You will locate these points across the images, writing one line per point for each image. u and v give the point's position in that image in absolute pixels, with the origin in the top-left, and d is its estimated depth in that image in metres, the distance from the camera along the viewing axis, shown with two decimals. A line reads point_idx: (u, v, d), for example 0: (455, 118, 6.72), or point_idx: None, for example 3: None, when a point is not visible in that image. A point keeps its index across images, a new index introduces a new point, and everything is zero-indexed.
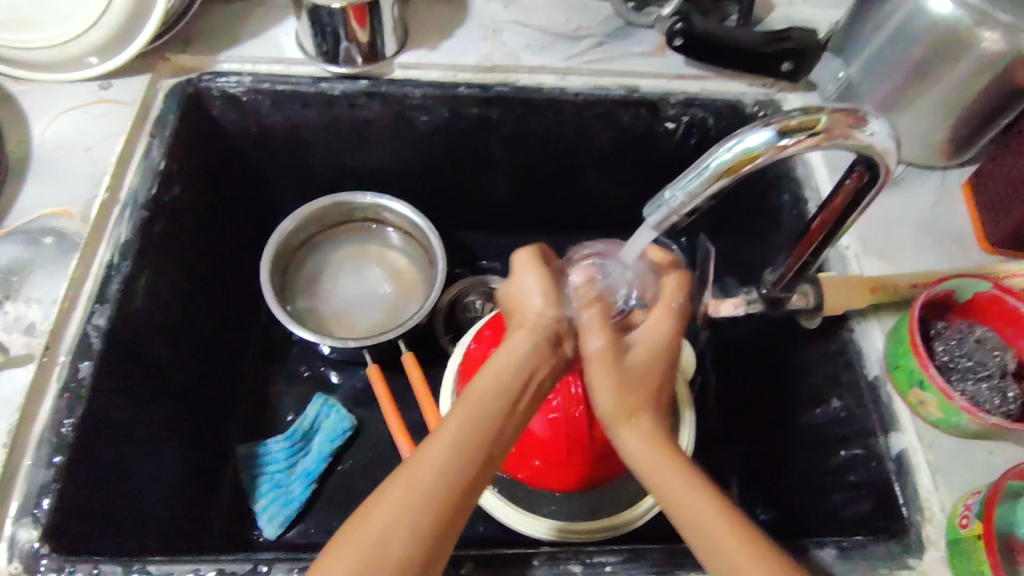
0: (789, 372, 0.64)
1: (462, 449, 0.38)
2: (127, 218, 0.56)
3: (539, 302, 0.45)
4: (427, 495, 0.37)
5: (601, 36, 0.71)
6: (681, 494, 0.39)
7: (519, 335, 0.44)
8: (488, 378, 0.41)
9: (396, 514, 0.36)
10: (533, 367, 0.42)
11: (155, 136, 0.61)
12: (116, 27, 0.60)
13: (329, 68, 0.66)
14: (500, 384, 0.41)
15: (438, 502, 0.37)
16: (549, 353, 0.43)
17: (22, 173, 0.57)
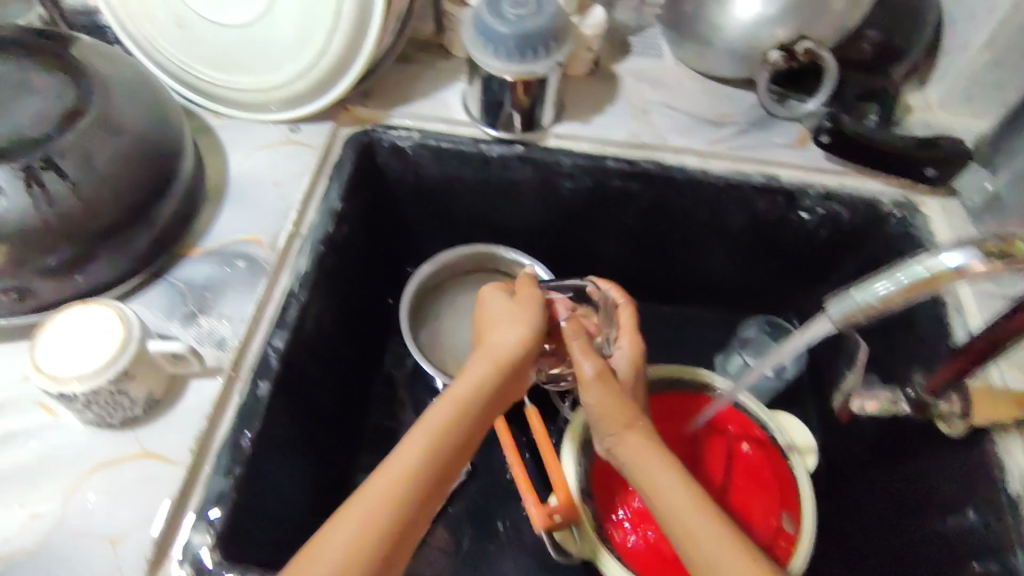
0: (914, 473, 0.63)
1: (418, 475, 0.45)
2: (306, 251, 0.62)
3: (484, 360, 0.51)
4: (384, 517, 0.43)
5: (745, 125, 0.75)
6: (691, 530, 0.45)
7: (477, 370, 0.50)
8: (439, 414, 0.48)
9: (372, 531, 0.42)
10: (484, 385, 0.50)
11: (333, 178, 0.67)
12: (317, 79, 0.65)
13: (490, 131, 0.72)
14: (455, 411, 0.48)
15: (400, 515, 0.43)
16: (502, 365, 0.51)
17: (219, 199, 0.63)
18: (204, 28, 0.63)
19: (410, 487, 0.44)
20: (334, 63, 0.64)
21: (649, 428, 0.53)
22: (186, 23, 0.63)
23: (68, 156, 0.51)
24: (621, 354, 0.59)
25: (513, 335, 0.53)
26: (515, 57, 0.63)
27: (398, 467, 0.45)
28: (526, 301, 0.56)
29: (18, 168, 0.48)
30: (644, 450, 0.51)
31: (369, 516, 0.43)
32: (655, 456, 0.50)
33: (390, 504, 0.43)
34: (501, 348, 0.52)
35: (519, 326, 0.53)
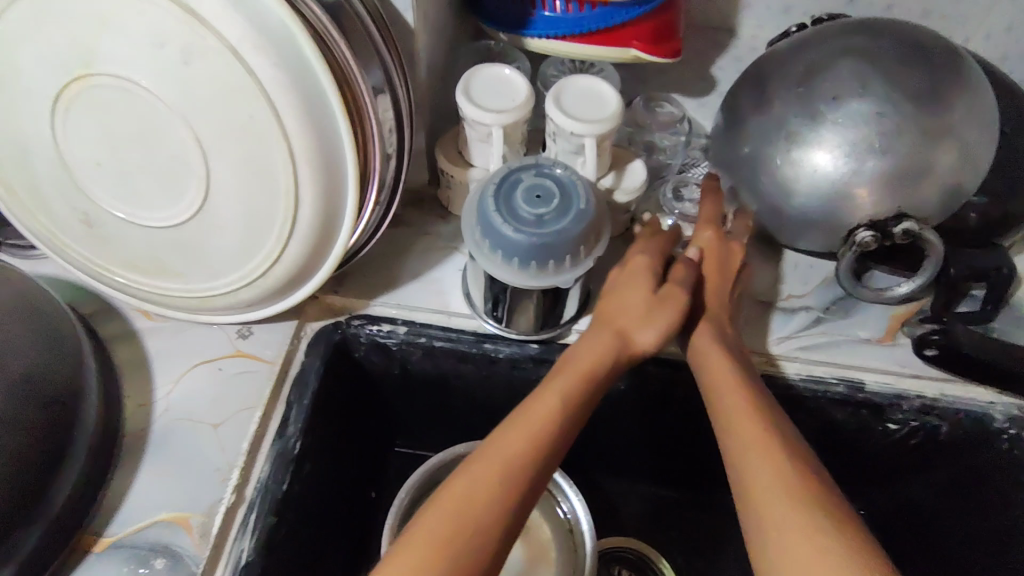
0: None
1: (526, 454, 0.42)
2: (251, 529, 0.46)
3: (592, 345, 0.49)
4: (490, 491, 0.40)
5: (819, 310, 0.60)
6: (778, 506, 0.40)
7: (602, 339, 0.48)
8: (549, 394, 0.45)
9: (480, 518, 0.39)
10: (601, 347, 0.48)
11: (292, 402, 0.51)
12: (269, 288, 0.49)
13: (495, 328, 0.56)
14: (578, 377, 0.46)
15: (513, 485, 0.41)
16: (610, 342, 0.49)
17: (139, 451, 0.48)
18: (118, 229, 0.47)
19: (517, 465, 0.42)
20: (290, 271, 0.48)
21: (725, 373, 0.49)
22: (95, 222, 0.47)
23: None
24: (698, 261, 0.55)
25: (652, 329, 0.50)
26: (531, 265, 0.48)
27: (503, 447, 0.42)
28: (633, 260, 0.54)
29: None
30: (748, 408, 0.46)
31: (470, 488, 0.40)
32: (747, 403, 0.47)
33: (494, 477, 0.41)
34: (625, 318, 0.50)
35: (641, 285, 0.51)
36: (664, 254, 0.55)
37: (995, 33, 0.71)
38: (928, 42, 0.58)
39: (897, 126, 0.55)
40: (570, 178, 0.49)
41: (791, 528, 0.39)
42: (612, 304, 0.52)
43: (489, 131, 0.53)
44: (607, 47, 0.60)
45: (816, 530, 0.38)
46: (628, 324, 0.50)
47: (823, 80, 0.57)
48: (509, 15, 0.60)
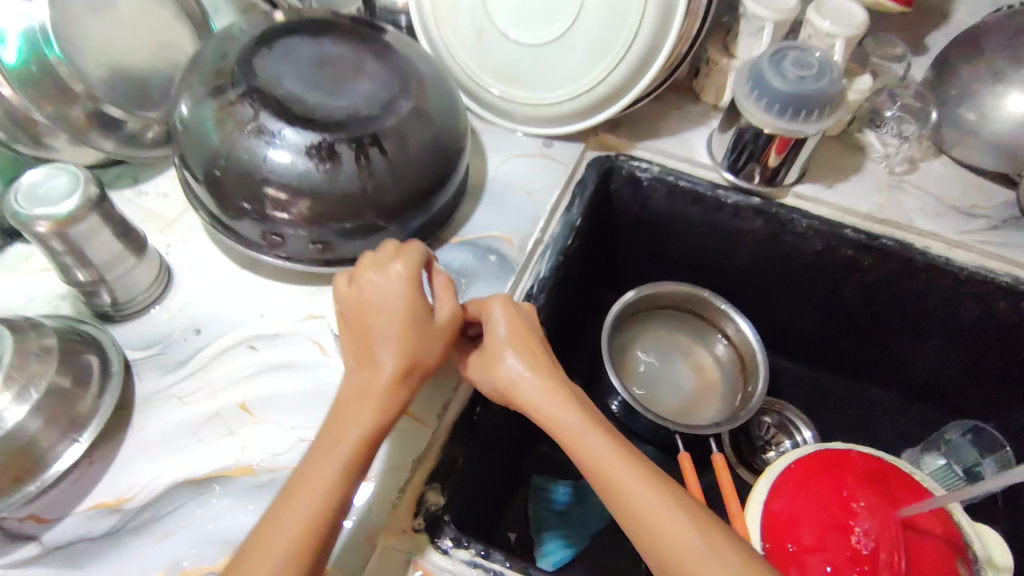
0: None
1: (332, 482, 0.42)
2: (547, 257, 0.66)
3: (360, 410, 0.45)
4: (300, 534, 0.40)
5: (998, 221, 0.72)
6: (642, 512, 0.42)
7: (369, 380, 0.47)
8: (347, 431, 0.44)
9: (296, 535, 0.40)
10: (369, 406, 0.46)
11: (578, 195, 0.72)
12: (589, 104, 0.70)
13: (730, 177, 0.73)
14: (341, 424, 0.45)
15: (312, 530, 0.41)
16: (388, 391, 0.47)
17: (479, 195, 0.70)
18: (501, 43, 0.69)
19: (319, 510, 0.41)
20: (608, 91, 0.68)
21: (515, 376, 0.49)
22: (485, 36, 0.70)
23: (389, 137, 0.58)
24: (502, 326, 0.52)
25: (433, 356, 0.49)
26: (786, 114, 0.65)
27: (302, 500, 0.41)
28: (361, 285, 0.50)
29: (353, 138, 0.56)
30: (568, 419, 0.47)
31: (275, 539, 0.40)
32: (553, 406, 0.48)
33: (297, 538, 0.40)
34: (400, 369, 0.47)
35: (399, 347, 0.48)
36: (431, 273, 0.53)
37: None
38: None
39: None
40: (826, 61, 0.66)
41: (681, 535, 0.41)
42: (365, 314, 0.49)
43: (763, 25, 0.70)
44: None
45: (684, 517, 0.42)
46: (416, 366, 0.48)
47: None
48: None
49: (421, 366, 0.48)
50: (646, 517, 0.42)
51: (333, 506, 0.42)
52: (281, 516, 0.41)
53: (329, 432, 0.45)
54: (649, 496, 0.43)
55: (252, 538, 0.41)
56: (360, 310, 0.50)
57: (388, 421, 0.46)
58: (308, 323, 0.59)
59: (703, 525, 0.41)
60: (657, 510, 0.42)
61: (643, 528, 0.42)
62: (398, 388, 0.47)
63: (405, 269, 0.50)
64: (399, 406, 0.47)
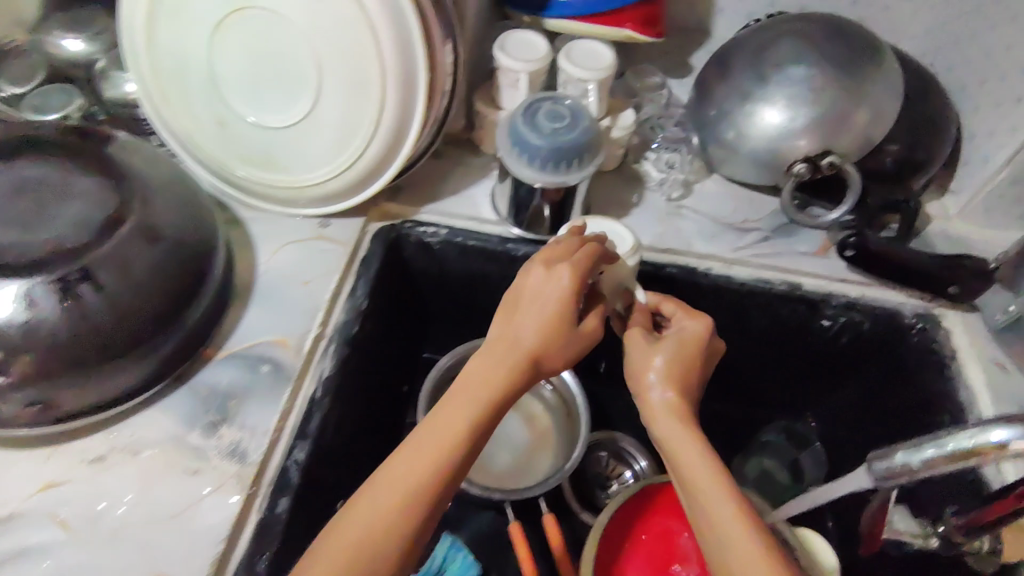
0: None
1: (435, 453, 0.49)
2: (330, 354, 0.61)
3: (494, 372, 0.53)
4: (390, 521, 0.47)
5: (768, 231, 0.76)
6: (710, 520, 0.47)
7: (500, 365, 0.53)
8: (455, 411, 0.51)
9: (389, 517, 0.47)
10: (492, 380, 0.52)
11: (361, 275, 0.67)
12: (351, 180, 0.65)
13: (517, 232, 0.73)
14: (477, 404, 0.51)
15: (410, 504, 0.48)
16: (508, 362, 0.53)
17: (247, 297, 0.63)
18: (244, 128, 0.64)
19: (420, 481, 0.49)
20: (369, 166, 0.64)
21: (667, 407, 0.54)
22: (229, 123, 0.64)
23: (104, 266, 0.51)
24: (685, 330, 0.59)
25: (557, 357, 0.54)
26: (549, 166, 0.64)
27: (398, 471, 0.49)
28: (528, 278, 0.56)
29: (54, 279, 0.49)
30: (675, 440, 0.52)
31: (378, 515, 0.47)
32: (668, 426, 0.53)
33: (395, 509, 0.48)
34: (535, 347, 0.53)
35: (542, 324, 0.54)
36: (601, 256, 0.58)
37: None
38: (852, 30, 0.76)
39: (825, 86, 0.72)
40: (578, 107, 0.67)
41: (735, 546, 0.45)
42: (526, 296, 0.55)
43: (518, 76, 0.70)
44: (608, 27, 0.78)
45: (744, 534, 0.45)
46: (523, 352, 0.53)
47: (771, 54, 0.75)
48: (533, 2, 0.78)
49: (547, 365, 0.54)
50: (705, 506, 0.48)
51: (442, 475, 0.49)
52: (389, 481, 0.49)
53: (445, 408, 0.52)
54: (724, 517, 0.46)
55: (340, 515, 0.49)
56: (520, 292, 0.56)
57: (510, 395, 0.53)
58: (43, 495, 0.51)
59: (763, 556, 0.44)
60: (706, 487, 0.48)
61: (711, 530, 0.47)
62: (521, 365, 0.53)
63: (561, 266, 0.55)
64: (522, 385, 0.54)
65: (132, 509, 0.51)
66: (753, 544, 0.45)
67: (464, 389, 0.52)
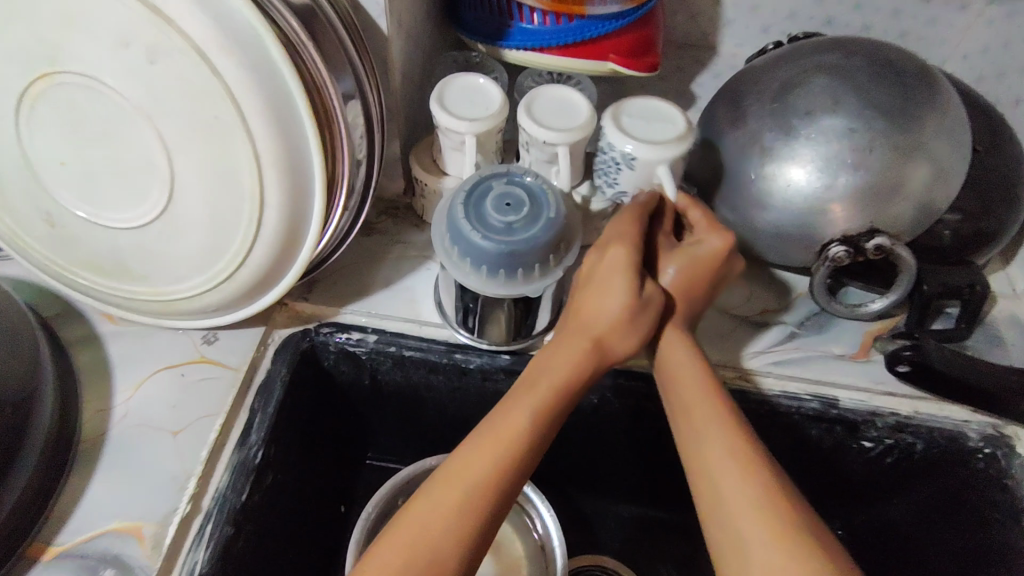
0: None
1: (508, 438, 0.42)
2: (206, 540, 0.45)
3: (561, 356, 0.46)
4: (437, 539, 0.38)
5: (794, 325, 0.60)
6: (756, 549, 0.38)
7: (570, 351, 0.46)
8: (520, 407, 0.43)
9: (448, 524, 0.39)
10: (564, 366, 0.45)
11: (256, 411, 0.50)
12: (235, 292, 0.49)
13: (466, 338, 0.56)
14: (546, 389, 0.44)
15: (462, 514, 0.39)
16: (582, 350, 0.46)
17: (96, 456, 0.47)
18: (81, 229, 0.47)
19: (482, 483, 0.40)
20: (256, 276, 0.48)
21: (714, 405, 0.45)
22: (58, 221, 0.47)
23: None
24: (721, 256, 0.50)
25: (626, 339, 0.47)
26: (500, 273, 0.47)
27: (460, 472, 0.40)
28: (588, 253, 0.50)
29: None
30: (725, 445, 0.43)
31: (426, 528, 0.39)
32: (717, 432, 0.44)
33: (449, 521, 0.39)
34: (602, 322, 0.47)
35: (624, 283, 0.46)
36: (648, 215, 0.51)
37: (971, 55, 0.70)
38: (901, 61, 0.58)
39: (870, 142, 0.55)
40: (540, 188, 0.49)
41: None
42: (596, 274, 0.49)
43: (463, 139, 0.52)
44: (584, 59, 0.60)
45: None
46: (602, 329, 0.47)
47: (797, 96, 0.58)
48: (487, 25, 0.61)
49: (613, 346, 0.47)
50: (744, 530, 0.39)
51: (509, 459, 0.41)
52: (460, 465, 0.41)
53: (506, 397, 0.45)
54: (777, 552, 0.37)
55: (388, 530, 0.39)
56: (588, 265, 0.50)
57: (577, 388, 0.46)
58: None
59: None
60: (732, 486, 0.41)
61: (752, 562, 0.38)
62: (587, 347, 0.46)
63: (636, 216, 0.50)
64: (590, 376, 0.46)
65: None
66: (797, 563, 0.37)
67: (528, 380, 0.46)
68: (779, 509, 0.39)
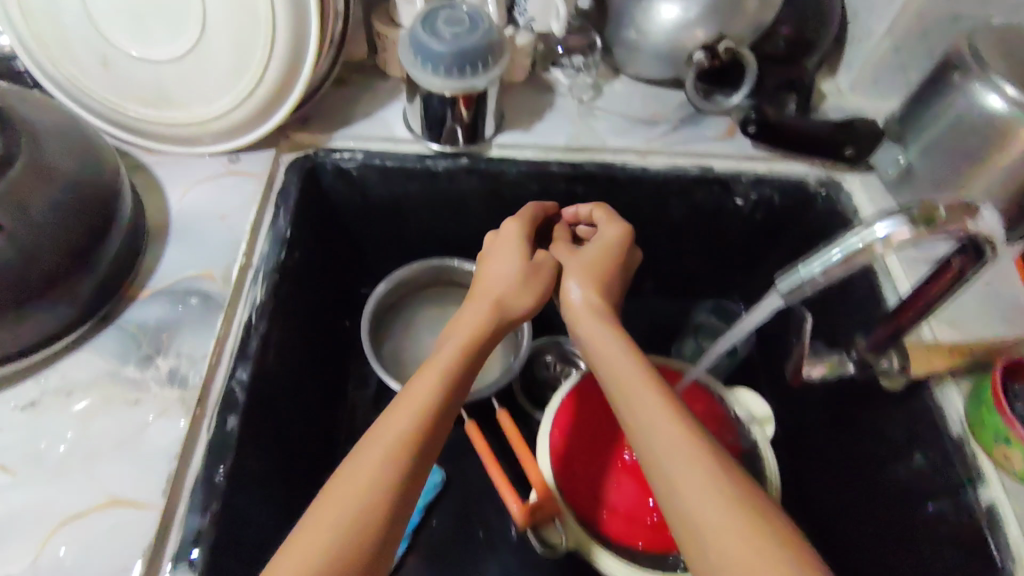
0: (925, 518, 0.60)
1: (446, 370, 0.52)
2: (260, 281, 0.61)
3: (469, 327, 0.57)
4: (377, 474, 0.44)
5: (675, 122, 0.79)
6: (676, 462, 0.45)
7: (474, 313, 0.58)
8: (429, 372, 0.52)
9: (381, 460, 0.45)
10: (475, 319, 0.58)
11: (280, 205, 0.66)
12: (254, 108, 0.65)
13: (435, 147, 0.73)
14: (459, 355, 0.54)
15: (396, 446, 0.46)
16: (487, 304, 0.59)
17: (164, 236, 0.62)
18: (131, 65, 0.62)
19: (408, 433, 0.47)
20: (270, 91, 0.64)
21: (639, 383, 0.51)
22: (112, 61, 0.62)
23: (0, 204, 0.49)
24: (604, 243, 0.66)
25: (523, 297, 0.61)
26: (454, 72, 0.64)
27: (390, 424, 0.47)
28: (484, 263, 0.65)
29: None
30: (653, 421, 0.48)
31: (359, 469, 0.44)
32: (642, 396, 0.50)
33: (385, 460, 0.45)
34: (497, 288, 0.61)
35: (513, 258, 0.63)
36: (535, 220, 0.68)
37: None
38: None
39: None
40: (475, 12, 0.66)
41: (716, 520, 0.41)
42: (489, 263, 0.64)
43: None
44: None
45: (730, 510, 0.42)
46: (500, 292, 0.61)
47: None
48: None
49: (509, 303, 0.60)
50: (669, 479, 0.45)
51: (430, 409, 0.49)
52: (389, 422, 0.48)
53: (420, 374, 0.52)
54: (705, 503, 0.42)
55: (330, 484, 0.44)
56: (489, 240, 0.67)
57: (487, 320, 0.58)
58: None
59: (753, 522, 0.41)
60: (652, 415, 0.48)
61: (675, 469, 0.44)
62: (486, 298, 0.60)
63: (524, 233, 0.66)
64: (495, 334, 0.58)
65: (75, 446, 0.50)
66: (715, 495, 0.43)
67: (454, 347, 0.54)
68: (691, 432, 0.46)
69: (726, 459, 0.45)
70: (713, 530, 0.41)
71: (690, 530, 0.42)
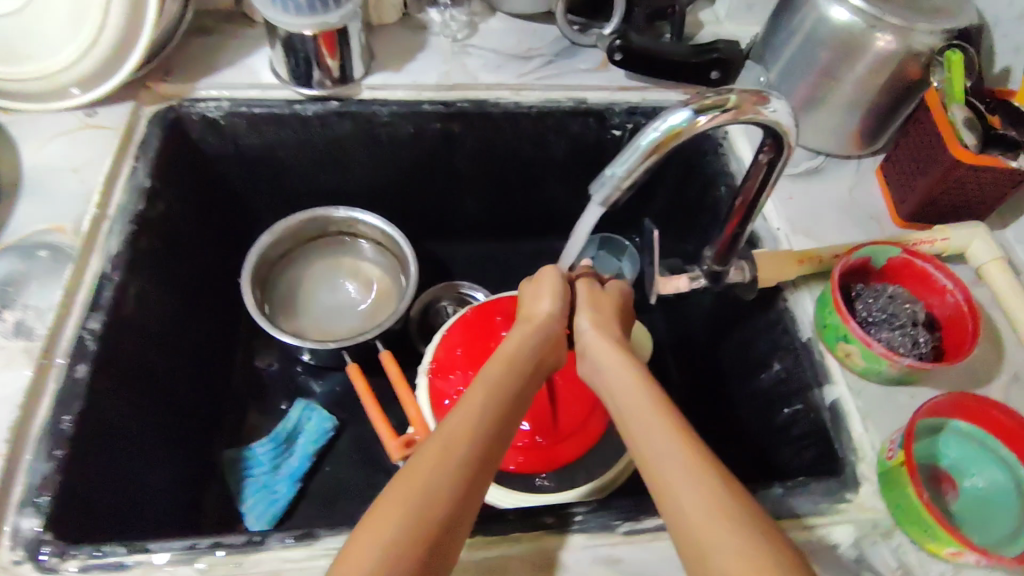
0: (781, 417, 0.63)
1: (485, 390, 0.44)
2: (117, 233, 0.60)
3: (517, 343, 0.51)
4: (415, 506, 0.36)
5: (551, 55, 0.79)
6: (675, 476, 0.37)
7: (521, 332, 0.51)
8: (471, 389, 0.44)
9: (431, 488, 0.37)
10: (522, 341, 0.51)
11: (139, 157, 0.65)
12: (103, 57, 0.64)
13: (301, 91, 0.72)
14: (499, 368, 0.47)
15: (447, 475, 0.38)
16: (533, 328, 0.53)
17: (14, 192, 0.61)
18: None
19: (450, 451, 0.39)
20: (116, 37, 0.63)
21: (648, 397, 0.44)
22: None
23: None
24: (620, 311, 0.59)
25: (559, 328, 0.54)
26: (304, 11, 0.64)
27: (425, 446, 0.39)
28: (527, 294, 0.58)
29: None
30: (650, 431, 0.40)
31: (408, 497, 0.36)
32: (647, 412, 0.42)
33: (425, 490, 0.37)
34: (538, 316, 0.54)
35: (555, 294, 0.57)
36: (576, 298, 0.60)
37: None
38: None
39: None
40: None
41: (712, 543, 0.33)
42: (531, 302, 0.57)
43: None
44: None
45: (721, 525, 0.34)
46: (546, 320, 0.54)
47: None
48: None
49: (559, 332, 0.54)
50: (668, 497, 0.37)
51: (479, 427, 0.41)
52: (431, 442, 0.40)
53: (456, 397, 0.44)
54: (697, 509, 0.35)
55: (373, 513, 0.37)
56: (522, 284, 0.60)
57: (523, 342, 0.51)
58: None
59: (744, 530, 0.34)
60: (650, 426, 0.41)
61: (666, 484, 0.37)
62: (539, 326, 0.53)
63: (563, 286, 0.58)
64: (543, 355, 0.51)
65: None
66: (707, 491, 0.36)
67: (506, 358, 0.48)
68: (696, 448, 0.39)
69: (736, 478, 0.37)
70: (707, 523, 0.34)
71: (687, 545, 0.35)
